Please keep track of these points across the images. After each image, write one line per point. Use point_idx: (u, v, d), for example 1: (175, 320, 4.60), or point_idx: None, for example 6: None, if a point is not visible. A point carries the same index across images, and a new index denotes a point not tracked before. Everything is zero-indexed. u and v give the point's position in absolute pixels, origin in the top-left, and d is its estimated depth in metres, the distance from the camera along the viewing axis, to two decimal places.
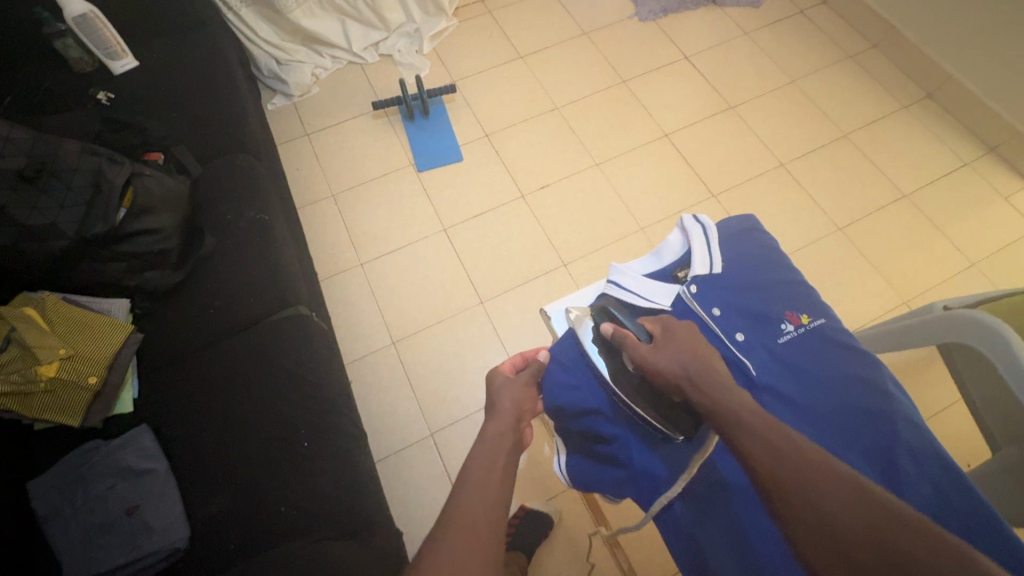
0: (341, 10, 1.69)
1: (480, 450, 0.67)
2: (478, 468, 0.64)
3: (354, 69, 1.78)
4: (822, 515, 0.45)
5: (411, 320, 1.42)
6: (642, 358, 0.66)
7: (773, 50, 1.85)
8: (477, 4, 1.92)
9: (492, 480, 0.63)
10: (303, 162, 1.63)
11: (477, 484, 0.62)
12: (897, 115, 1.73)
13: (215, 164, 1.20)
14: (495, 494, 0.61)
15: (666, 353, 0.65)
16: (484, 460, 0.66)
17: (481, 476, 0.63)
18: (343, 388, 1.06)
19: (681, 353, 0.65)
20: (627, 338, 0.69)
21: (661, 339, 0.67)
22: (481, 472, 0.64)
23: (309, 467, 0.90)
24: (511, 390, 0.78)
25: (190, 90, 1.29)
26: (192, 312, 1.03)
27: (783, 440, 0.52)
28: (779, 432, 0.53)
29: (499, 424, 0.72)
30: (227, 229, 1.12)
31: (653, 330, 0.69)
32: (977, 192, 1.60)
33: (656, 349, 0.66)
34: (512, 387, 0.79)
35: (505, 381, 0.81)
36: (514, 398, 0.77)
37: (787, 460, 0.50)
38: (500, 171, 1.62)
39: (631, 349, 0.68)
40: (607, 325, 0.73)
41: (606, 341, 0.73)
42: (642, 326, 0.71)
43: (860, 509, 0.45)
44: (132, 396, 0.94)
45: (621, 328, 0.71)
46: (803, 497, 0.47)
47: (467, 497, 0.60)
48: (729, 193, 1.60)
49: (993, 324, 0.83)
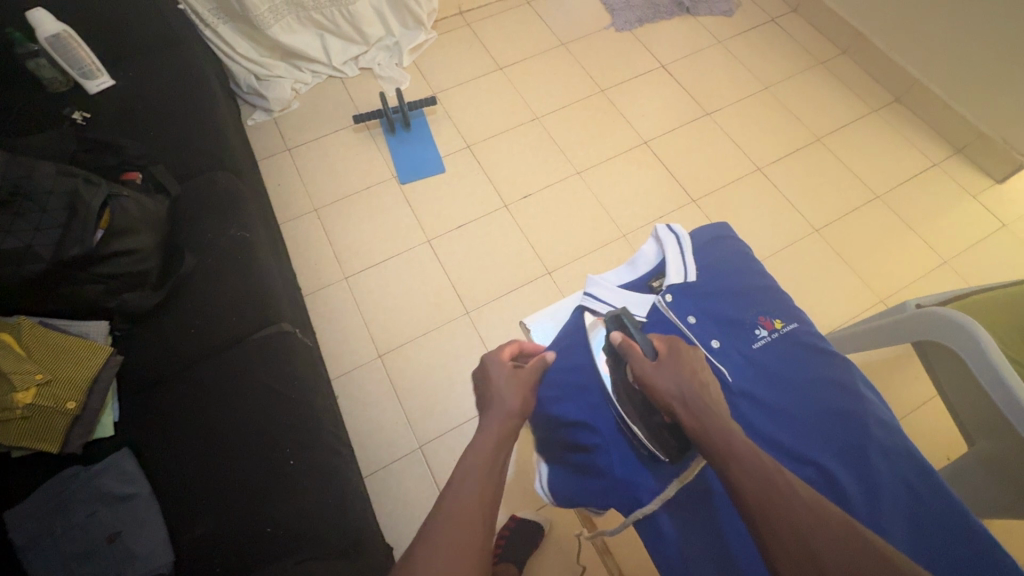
0: (320, 25, 1.69)
1: (471, 456, 0.64)
2: (469, 472, 0.62)
3: (335, 83, 1.78)
4: (793, 534, 0.50)
5: (397, 332, 1.41)
6: (643, 373, 0.66)
7: (746, 57, 1.90)
8: (455, 17, 1.94)
9: (483, 488, 0.61)
10: (284, 177, 1.62)
11: (464, 493, 0.60)
12: (868, 118, 1.78)
13: (194, 182, 1.20)
14: (480, 506, 0.59)
15: (667, 372, 0.65)
16: (476, 463, 0.63)
17: (473, 485, 0.61)
18: (330, 405, 1.06)
19: (681, 373, 0.65)
20: (632, 351, 0.69)
21: (665, 357, 0.67)
22: (469, 482, 0.61)
23: (295, 485, 0.89)
24: (509, 389, 0.74)
25: (169, 109, 1.28)
26: (170, 333, 1.02)
27: (757, 462, 0.55)
28: (753, 453, 0.56)
29: (495, 426, 0.68)
30: (207, 248, 1.11)
31: (660, 347, 0.69)
32: (947, 191, 1.64)
33: (658, 367, 0.66)
34: (514, 383, 0.75)
35: (504, 374, 0.76)
36: (509, 397, 0.73)
37: (762, 482, 0.53)
38: (482, 181, 1.64)
39: (634, 362, 0.68)
40: (615, 333, 0.72)
41: (614, 349, 0.73)
42: (650, 342, 0.70)
43: (826, 529, 0.50)
44: (112, 419, 0.93)
45: (628, 339, 0.71)
46: (783, 521, 0.50)
47: (463, 492, 0.60)
48: (708, 198, 1.63)
49: (963, 323, 0.86)
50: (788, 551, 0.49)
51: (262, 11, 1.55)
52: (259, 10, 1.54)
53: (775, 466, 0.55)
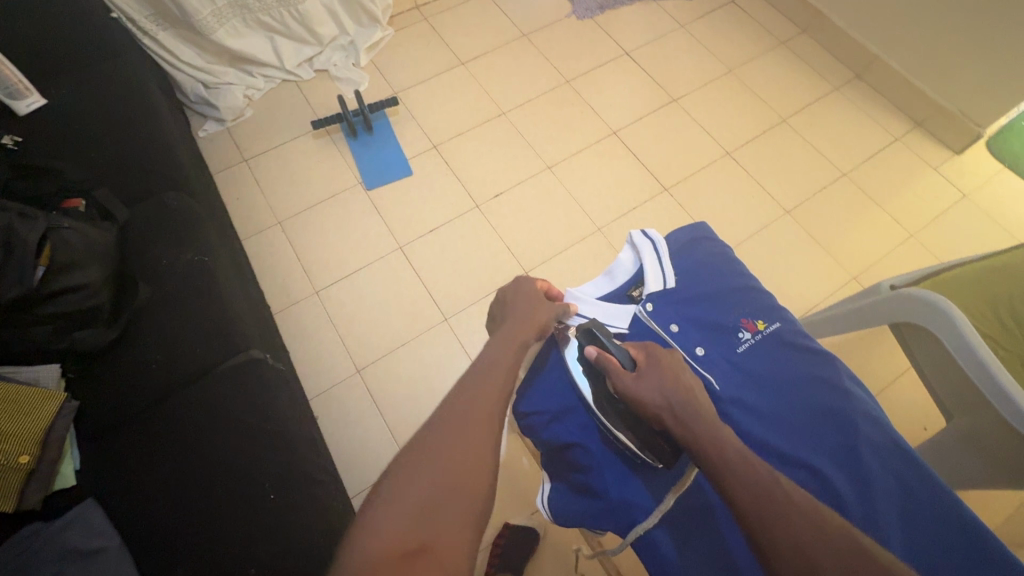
0: (269, 27, 1.61)
1: (458, 409, 0.63)
2: (464, 406, 0.63)
3: (289, 87, 1.70)
4: (803, 559, 0.47)
5: (374, 346, 1.37)
6: (625, 387, 0.65)
7: (709, 41, 1.89)
8: (412, 11, 1.87)
9: (475, 439, 0.60)
10: (243, 190, 1.55)
11: (453, 424, 0.61)
12: (831, 96, 1.79)
13: (144, 206, 1.13)
14: (472, 437, 0.60)
15: (649, 383, 0.64)
16: (476, 398, 0.64)
17: (465, 415, 0.62)
18: (312, 431, 1.01)
19: (666, 383, 0.64)
20: (610, 365, 0.67)
21: (645, 367, 0.66)
22: (452, 432, 0.60)
23: (278, 522, 0.85)
24: (527, 303, 0.79)
25: (109, 126, 1.19)
26: (130, 370, 0.96)
27: (756, 477, 0.53)
28: (750, 464, 0.55)
29: (502, 342, 0.72)
30: (163, 277, 1.05)
31: (637, 357, 0.68)
32: (910, 164, 1.67)
33: (641, 378, 0.65)
34: (531, 305, 0.78)
35: (525, 298, 0.80)
36: (500, 358, 0.70)
37: (762, 499, 0.51)
38: (451, 182, 1.59)
39: (614, 377, 0.66)
40: (589, 349, 0.70)
41: (589, 363, 0.71)
42: (626, 351, 0.69)
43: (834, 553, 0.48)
44: (73, 468, 0.87)
45: (604, 353, 0.69)
46: (789, 542, 0.48)
47: (461, 416, 0.62)
48: (680, 186, 1.62)
49: (938, 304, 0.87)
50: (787, 563, 0.48)
51: (205, 15, 1.46)
52: (201, 14, 1.45)
53: (775, 481, 0.53)
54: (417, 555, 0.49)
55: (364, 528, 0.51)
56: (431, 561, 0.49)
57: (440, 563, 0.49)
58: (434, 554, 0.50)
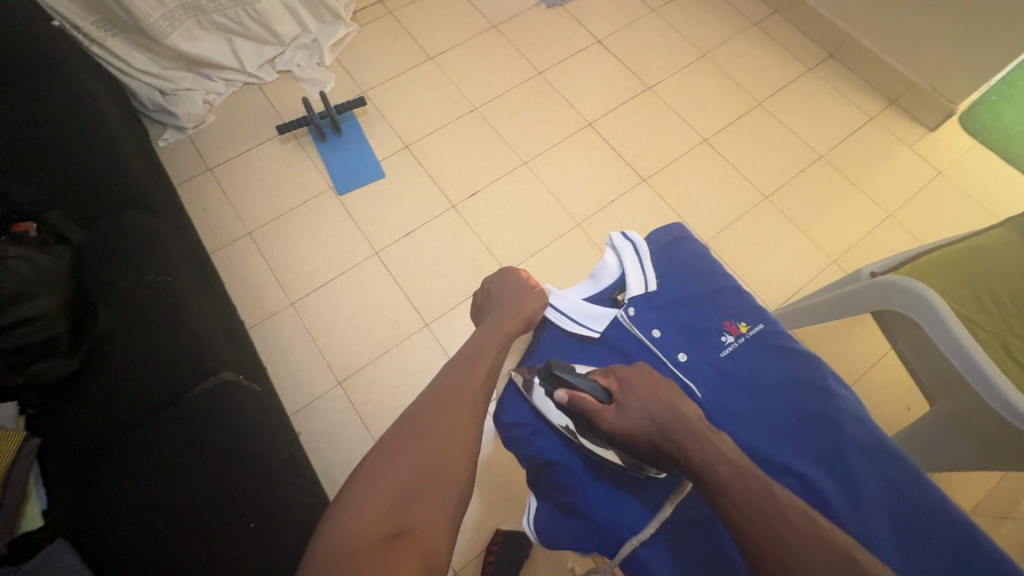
0: (226, 28, 1.54)
1: (427, 404, 0.65)
2: (434, 411, 0.64)
3: (252, 91, 1.64)
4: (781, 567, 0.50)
5: (354, 356, 1.34)
6: (611, 424, 0.65)
7: (682, 24, 1.86)
8: (376, 5, 1.81)
9: (448, 436, 0.62)
10: (209, 201, 1.49)
11: (421, 422, 0.63)
12: (805, 77, 1.78)
13: (102, 226, 1.08)
14: (440, 438, 0.62)
15: (633, 412, 0.65)
16: (448, 403, 0.66)
17: (433, 416, 0.64)
18: (293, 453, 0.98)
19: (648, 405, 0.65)
20: (588, 404, 0.67)
21: (624, 397, 0.67)
22: (420, 433, 0.62)
23: (256, 550, 0.82)
24: (508, 293, 0.84)
25: (59, 144, 1.12)
26: (96, 402, 0.91)
27: (742, 488, 0.55)
28: (737, 476, 0.56)
29: (480, 337, 0.77)
30: (126, 300, 1.00)
31: (611, 388, 0.68)
32: (885, 142, 1.67)
33: (623, 412, 0.65)
34: (521, 297, 0.82)
35: (509, 291, 0.84)
36: (476, 363, 0.72)
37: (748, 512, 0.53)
38: (425, 183, 1.55)
39: (597, 416, 0.66)
40: (560, 393, 0.69)
41: (562, 406, 0.70)
42: (596, 383, 0.69)
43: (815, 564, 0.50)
44: (40, 508, 0.84)
45: (575, 393, 0.68)
46: (773, 553, 0.51)
47: (430, 419, 0.63)
48: (659, 175, 1.60)
49: (915, 291, 0.87)
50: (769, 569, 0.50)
51: (156, 18, 1.39)
52: (152, 18, 1.38)
53: (762, 490, 0.55)
54: (394, 541, 0.52)
55: (339, 519, 0.54)
56: (407, 545, 0.52)
57: (414, 549, 0.52)
58: (414, 539, 0.53)
